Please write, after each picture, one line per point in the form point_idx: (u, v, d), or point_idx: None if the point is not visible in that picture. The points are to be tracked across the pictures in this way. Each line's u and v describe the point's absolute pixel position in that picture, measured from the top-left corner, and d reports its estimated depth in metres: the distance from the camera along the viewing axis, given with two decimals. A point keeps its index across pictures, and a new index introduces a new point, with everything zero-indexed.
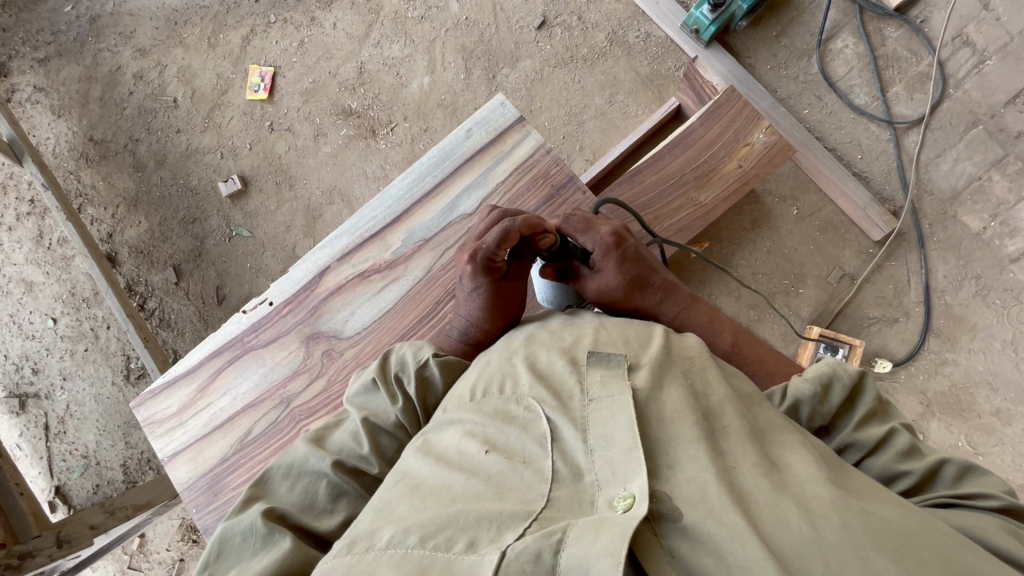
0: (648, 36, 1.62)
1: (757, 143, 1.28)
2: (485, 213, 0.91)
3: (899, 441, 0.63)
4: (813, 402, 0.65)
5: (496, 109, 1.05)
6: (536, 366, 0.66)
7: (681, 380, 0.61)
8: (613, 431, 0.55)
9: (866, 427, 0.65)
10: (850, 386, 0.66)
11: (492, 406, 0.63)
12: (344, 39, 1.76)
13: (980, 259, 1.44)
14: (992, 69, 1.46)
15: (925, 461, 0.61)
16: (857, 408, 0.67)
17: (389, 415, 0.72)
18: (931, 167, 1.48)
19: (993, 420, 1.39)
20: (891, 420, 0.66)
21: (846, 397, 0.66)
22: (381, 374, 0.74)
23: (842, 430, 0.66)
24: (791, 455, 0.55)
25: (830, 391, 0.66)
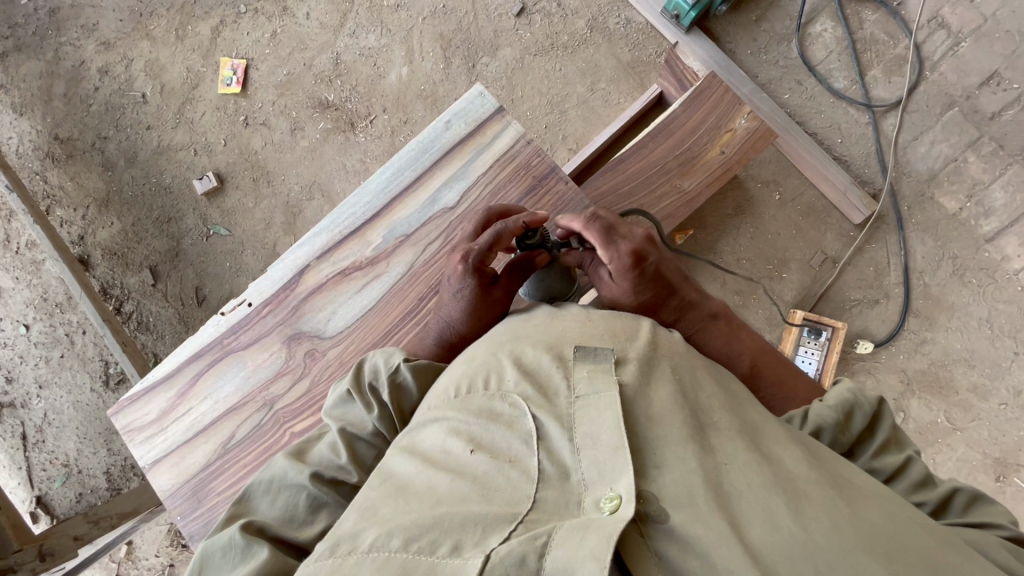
0: (629, 23, 1.60)
1: (738, 129, 1.28)
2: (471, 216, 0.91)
3: (915, 470, 0.62)
4: (835, 430, 0.64)
5: (474, 100, 1.03)
6: (522, 361, 0.64)
7: (670, 377, 0.61)
8: (600, 430, 0.55)
9: (884, 455, 0.64)
10: (871, 414, 0.65)
11: (477, 404, 0.62)
12: (319, 30, 1.71)
13: (957, 239, 1.46)
14: (967, 51, 1.48)
15: (938, 489, 0.61)
16: (876, 435, 0.65)
17: (366, 424, 0.71)
18: (909, 149, 1.49)
19: (970, 396, 1.43)
20: (907, 448, 0.65)
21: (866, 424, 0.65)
22: (354, 385, 0.72)
23: (859, 458, 0.65)
24: (780, 452, 0.55)
25: (852, 418, 0.65)
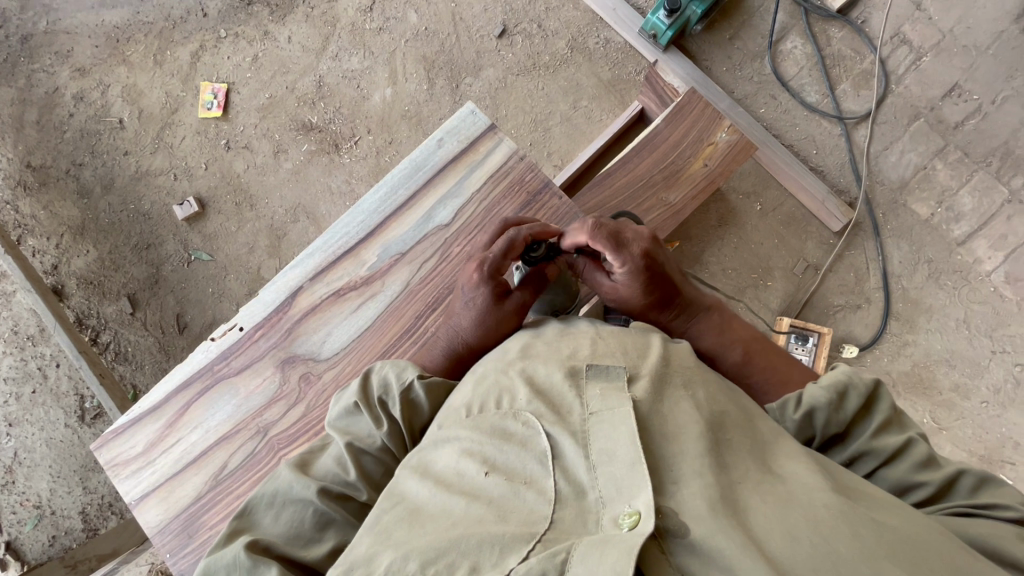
0: (608, 42, 1.64)
1: (719, 143, 1.31)
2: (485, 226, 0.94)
3: (916, 452, 0.62)
4: (828, 410, 0.65)
5: (466, 118, 1.04)
6: (535, 379, 0.64)
7: (682, 392, 0.61)
8: (615, 445, 0.55)
9: (883, 435, 0.64)
10: (866, 395, 0.65)
11: (490, 423, 0.61)
12: (301, 53, 1.71)
13: (931, 244, 1.52)
14: (928, 65, 1.55)
15: (943, 471, 0.61)
16: (873, 416, 0.66)
17: (374, 439, 0.69)
18: (881, 159, 1.55)
19: (953, 395, 1.47)
20: (907, 429, 0.65)
21: (862, 405, 0.66)
22: (363, 398, 0.71)
23: (857, 437, 0.65)
24: (793, 466, 0.56)
25: (846, 399, 0.66)
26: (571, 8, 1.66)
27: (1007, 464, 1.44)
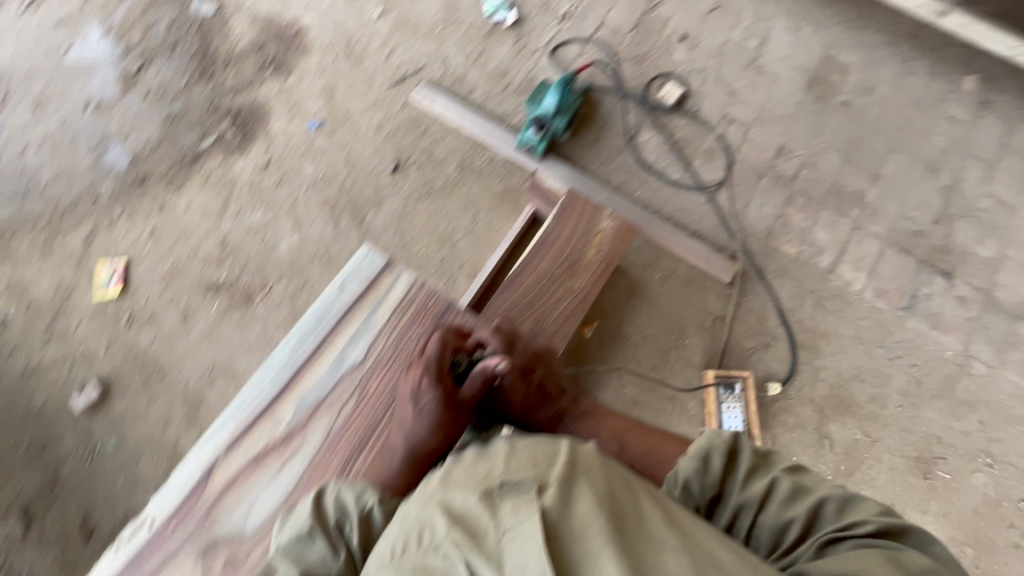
0: (492, 160, 1.82)
1: (605, 231, 1.46)
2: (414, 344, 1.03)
3: (781, 490, 0.74)
4: (698, 476, 0.77)
5: (363, 259, 1.09)
6: (452, 506, 0.64)
7: (588, 487, 0.64)
8: (527, 562, 0.56)
9: (752, 484, 0.76)
10: (726, 451, 0.79)
11: (410, 564, 0.60)
12: (201, 218, 1.75)
13: (808, 277, 1.72)
14: (756, 135, 1.86)
15: (807, 501, 0.73)
16: (740, 468, 0.78)
17: (330, 566, 0.73)
18: (745, 214, 1.78)
19: (872, 407, 1.59)
20: (770, 469, 0.78)
21: (725, 462, 0.78)
22: (319, 524, 0.77)
23: (732, 493, 0.76)
24: (689, 541, 0.61)
25: (711, 460, 0.78)
26: (453, 137, 1.84)
27: (936, 459, 1.56)
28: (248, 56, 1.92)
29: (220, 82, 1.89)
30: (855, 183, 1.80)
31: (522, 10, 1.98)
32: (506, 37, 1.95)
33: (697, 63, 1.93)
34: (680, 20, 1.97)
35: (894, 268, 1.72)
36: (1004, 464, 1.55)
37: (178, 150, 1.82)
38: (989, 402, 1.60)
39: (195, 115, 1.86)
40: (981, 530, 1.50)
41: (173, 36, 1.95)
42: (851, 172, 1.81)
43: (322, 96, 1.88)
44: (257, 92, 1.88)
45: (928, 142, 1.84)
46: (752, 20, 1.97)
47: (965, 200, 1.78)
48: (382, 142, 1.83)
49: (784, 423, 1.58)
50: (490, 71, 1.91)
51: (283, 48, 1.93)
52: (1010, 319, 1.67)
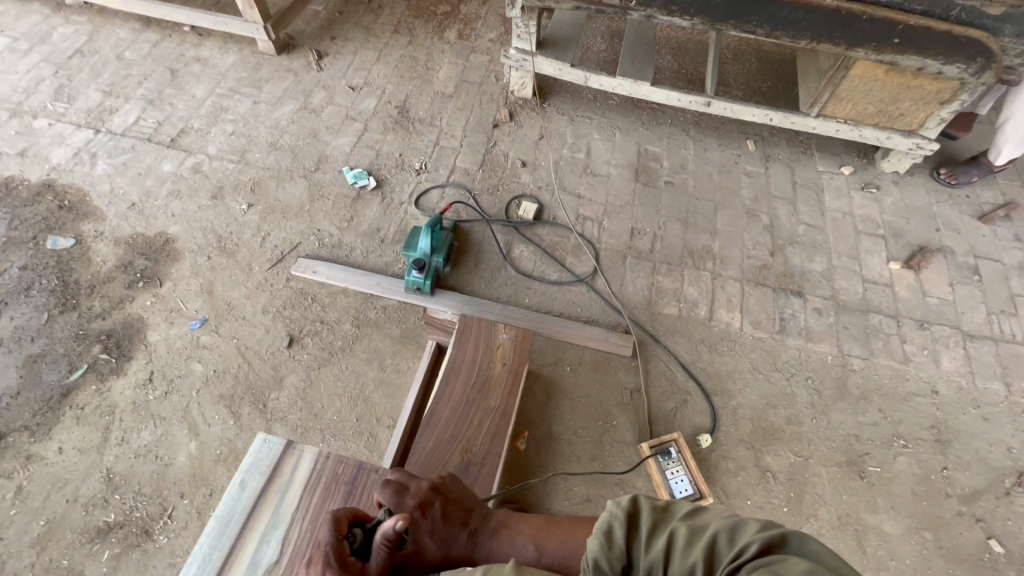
0: (385, 308, 1.88)
1: (504, 343, 1.54)
2: (319, 527, 0.98)
3: (680, 539, 0.66)
4: (605, 553, 0.67)
5: (262, 448, 1.07)
6: None
7: None
8: None
9: (655, 542, 0.67)
10: (625, 517, 0.71)
11: None
12: (77, 457, 1.57)
13: (695, 329, 1.90)
14: (610, 223, 2.13)
15: (704, 542, 0.64)
16: (643, 530, 0.69)
17: None
18: (624, 291, 1.97)
19: (792, 427, 1.71)
20: (670, 521, 0.70)
21: (628, 529, 0.69)
22: None
23: (640, 559, 0.66)
24: None
25: (614, 532, 0.69)
26: (343, 296, 1.90)
27: (862, 457, 1.67)
28: (115, 276, 1.90)
29: (86, 310, 1.83)
30: (700, 241, 2.10)
31: (380, 174, 2.21)
32: (371, 199, 2.13)
33: (542, 181, 2.23)
34: (517, 152, 2.31)
35: (758, 300, 1.97)
36: (916, 440, 1.70)
37: (43, 391, 1.67)
38: (879, 389, 1.79)
39: (60, 349, 1.75)
40: (927, 509, 1.60)
41: (28, 277, 1.89)
42: (693, 233, 2.12)
43: (201, 294, 1.88)
44: (129, 308, 1.84)
45: (740, 195, 2.23)
46: (574, 139, 2.36)
47: (786, 230, 2.14)
48: (271, 321, 1.84)
49: (728, 471, 1.64)
50: (363, 231, 2.06)
51: (152, 260, 1.94)
52: (860, 313, 1.94)
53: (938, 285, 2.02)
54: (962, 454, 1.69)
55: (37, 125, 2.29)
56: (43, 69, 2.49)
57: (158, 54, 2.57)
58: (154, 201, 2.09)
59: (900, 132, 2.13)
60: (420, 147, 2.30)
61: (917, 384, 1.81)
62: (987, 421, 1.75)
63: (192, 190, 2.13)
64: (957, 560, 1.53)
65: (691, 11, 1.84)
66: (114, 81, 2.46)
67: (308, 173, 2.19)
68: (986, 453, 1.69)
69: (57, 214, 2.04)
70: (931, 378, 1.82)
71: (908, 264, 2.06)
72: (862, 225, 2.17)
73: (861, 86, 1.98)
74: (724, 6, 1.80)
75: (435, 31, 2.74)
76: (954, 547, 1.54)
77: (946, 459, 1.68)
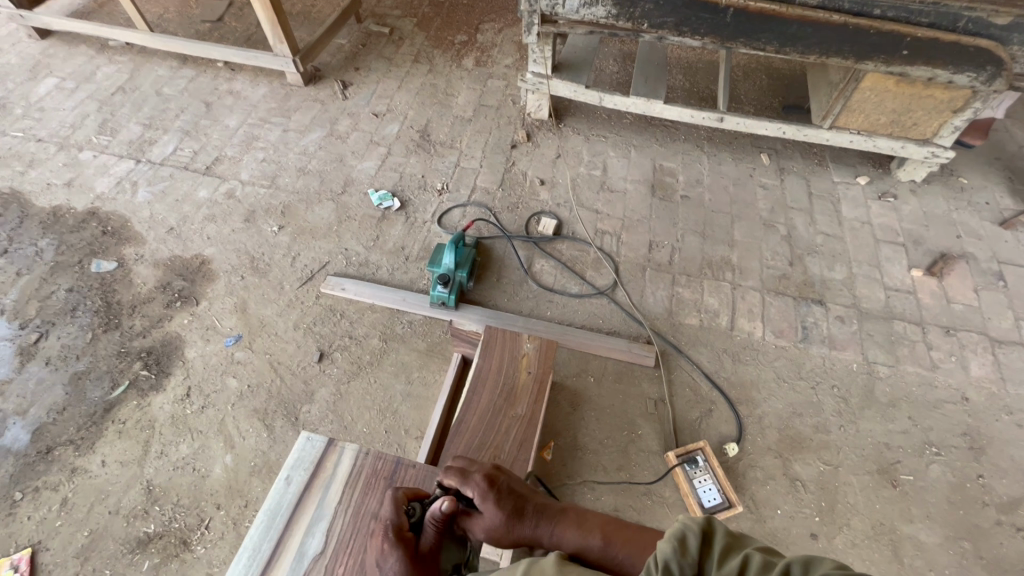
0: (411, 322, 1.94)
1: (530, 351, 1.57)
2: (362, 522, 1.02)
3: (755, 564, 0.62)
4: (677, 558, 0.64)
5: (305, 446, 1.11)
6: None
7: None
8: None
9: (727, 563, 0.63)
10: (700, 530, 0.67)
11: None
12: (119, 470, 1.63)
13: (717, 339, 1.91)
14: (628, 237, 2.17)
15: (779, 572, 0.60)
16: (716, 549, 0.66)
17: None
18: (645, 303, 2.00)
19: (820, 435, 1.70)
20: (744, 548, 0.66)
21: (702, 542, 0.66)
22: None
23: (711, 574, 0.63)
24: None
25: (687, 541, 0.66)
26: (370, 312, 1.96)
27: (894, 465, 1.65)
28: (155, 296, 1.99)
29: (127, 328, 1.91)
30: (719, 252, 2.13)
31: (404, 195, 2.29)
32: (395, 219, 2.21)
33: (561, 198, 2.29)
34: (535, 171, 2.38)
35: (779, 309, 1.97)
36: (948, 448, 1.68)
37: (87, 407, 1.75)
38: (907, 396, 1.78)
39: (104, 366, 1.83)
40: (963, 519, 1.56)
41: (74, 299, 1.99)
42: (711, 245, 2.15)
43: (235, 312, 1.96)
44: (168, 326, 1.92)
45: (757, 207, 2.26)
46: (590, 157, 2.43)
47: (805, 241, 2.15)
48: (302, 337, 1.90)
49: (756, 479, 1.63)
50: (389, 249, 2.13)
51: (189, 280, 2.04)
52: (884, 321, 1.94)
53: (962, 291, 2.01)
54: (998, 461, 1.65)
55: (83, 157, 2.44)
56: (89, 105, 2.66)
57: (193, 88, 2.73)
58: (191, 225, 2.20)
59: (915, 141, 2.15)
60: (441, 168, 2.39)
61: (946, 391, 1.78)
62: (1022, 428, 1.71)
63: (226, 214, 2.23)
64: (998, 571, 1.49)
65: (702, 31, 1.91)
66: (153, 114, 2.61)
67: (336, 196, 2.29)
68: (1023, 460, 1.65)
69: (101, 239, 2.15)
70: (960, 385, 1.80)
71: (930, 271, 2.05)
72: (881, 234, 2.17)
73: (873, 97, 2.02)
74: (733, 26, 1.86)
75: (453, 59, 2.86)
76: (995, 557, 1.50)
77: (981, 466, 1.65)
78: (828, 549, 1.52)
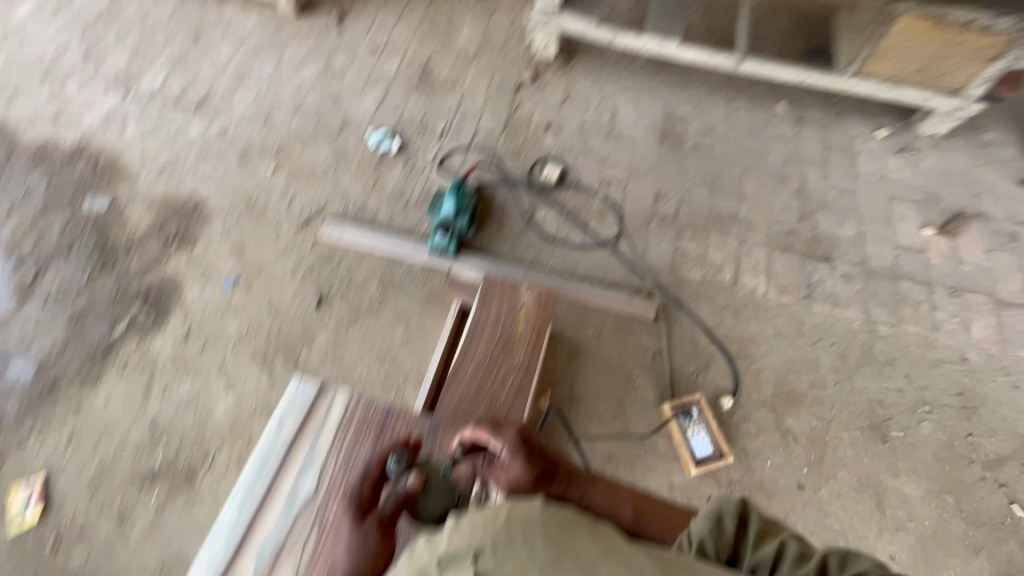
0: (411, 270, 1.91)
1: (527, 303, 1.55)
2: (351, 468, 1.03)
3: (791, 551, 0.66)
4: (713, 541, 0.70)
5: (297, 392, 1.12)
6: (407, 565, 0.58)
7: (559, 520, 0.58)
8: None
9: (762, 546, 0.69)
10: (736, 514, 0.73)
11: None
12: (124, 406, 1.67)
13: (719, 294, 1.89)
14: (634, 188, 2.10)
15: (814, 560, 0.65)
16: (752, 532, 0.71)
17: None
18: (648, 256, 1.96)
19: (815, 391, 1.71)
20: (783, 534, 0.70)
21: (737, 525, 0.72)
22: None
23: (747, 554, 0.68)
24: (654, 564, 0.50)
25: (723, 524, 0.72)
26: (369, 258, 1.93)
27: (885, 422, 1.67)
28: (150, 237, 1.96)
29: (124, 269, 1.89)
30: (728, 205, 2.06)
31: (404, 138, 2.20)
32: (394, 163, 2.14)
33: (566, 144, 2.20)
34: (540, 115, 2.27)
35: (784, 265, 1.94)
36: (942, 406, 1.69)
37: (88, 346, 1.76)
38: (905, 355, 1.77)
39: (103, 306, 1.83)
40: (948, 474, 1.60)
41: (68, 237, 1.96)
42: (720, 197, 2.08)
43: (232, 255, 1.93)
44: (165, 268, 1.90)
45: (769, 158, 2.18)
46: (599, 100, 2.31)
47: (816, 195, 2.09)
48: (300, 281, 1.88)
49: (748, 432, 1.65)
50: (388, 194, 2.07)
51: (184, 221, 1.99)
52: (890, 280, 1.91)
53: (973, 251, 1.96)
54: (990, 421, 1.67)
55: (68, 89, 2.33)
56: (70, 32, 2.51)
57: (180, 15, 2.56)
58: (184, 164, 2.13)
59: (942, 92, 2.03)
60: (443, 109, 2.28)
61: (945, 351, 1.78)
62: (1017, 389, 1.72)
63: (219, 153, 2.15)
64: (976, 524, 1.54)
65: None
66: (139, 44, 2.47)
67: (333, 136, 2.20)
68: (1014, 420, 1.68)
69: (92, 177, 2.09)
70: (961, 345, 1.79)
71: (943, 230, 2.00)
72: (896, 190, 2.10)
73: (904, 42, 1.89)
74: None
75: None
76: (974, 511, 1.56)
77: (971, 424, 1.67)
78: (813, 499, 1.56)
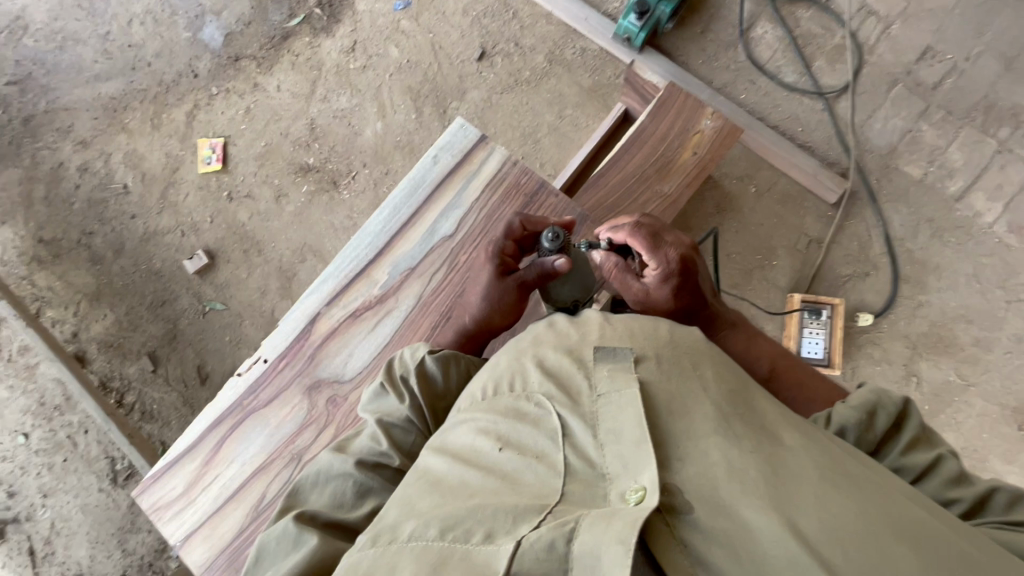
0: (585, 51, 1.68)
1: (705, 130, 1.33)
2: (491, 223, 1.08)
3: (946, 468, 0.64)
4: (859, 429, 0.67)
5: (458, 133, 1.12)
6: (545, 361, 0.67)
7: (709, 374, 0.61)
8: (620, 425, 0.58)
9: (912, 452, 0.66)
10: (894, 413, 0.68)
11: (505, 405, 0.66)
12: (291, 99, 1.78)
13: (929, 203, 1.53)
14: (898, 32, 1.58)
15: (975, 487, 0.62)
16: (903, 434, 0.68)
17: (398, 411, 0.79)
18: (866, 128, 1.57)
19: (975, 350, 1.47)
20: (938, 446, 0.67)
21: (890, 423, 0.68)
22: (388, 378, 0.81)
23: (889, 455, 0.67)
24: (792, 446, 0.55)
25: (876, 417, 0.68)
26: (544, 22, 1.70)
27: None
28: None
29: None
30: (1014, 96, 1.52)
31: None
32: None
33: None
34: None
35: None
36: None
37: (267, 29, 1.81)
38: None
39: None
40: None
41: None
42: (1010, 82, 1.53)
43: None
44: None
45: None
46: None
47: None
48: (468, 26, 1.73)
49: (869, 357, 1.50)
50: None
51: None
52: None
53: None
54: None
55: None
56: None
57: None
58: None
59: None
60: None
61: None
62: None
63: None
64: None
65: None
66: None
67: None
68: None
69: None
70: None
71: None
72: None
73: None
74: None
75: None
76: None
77: None
78: None
